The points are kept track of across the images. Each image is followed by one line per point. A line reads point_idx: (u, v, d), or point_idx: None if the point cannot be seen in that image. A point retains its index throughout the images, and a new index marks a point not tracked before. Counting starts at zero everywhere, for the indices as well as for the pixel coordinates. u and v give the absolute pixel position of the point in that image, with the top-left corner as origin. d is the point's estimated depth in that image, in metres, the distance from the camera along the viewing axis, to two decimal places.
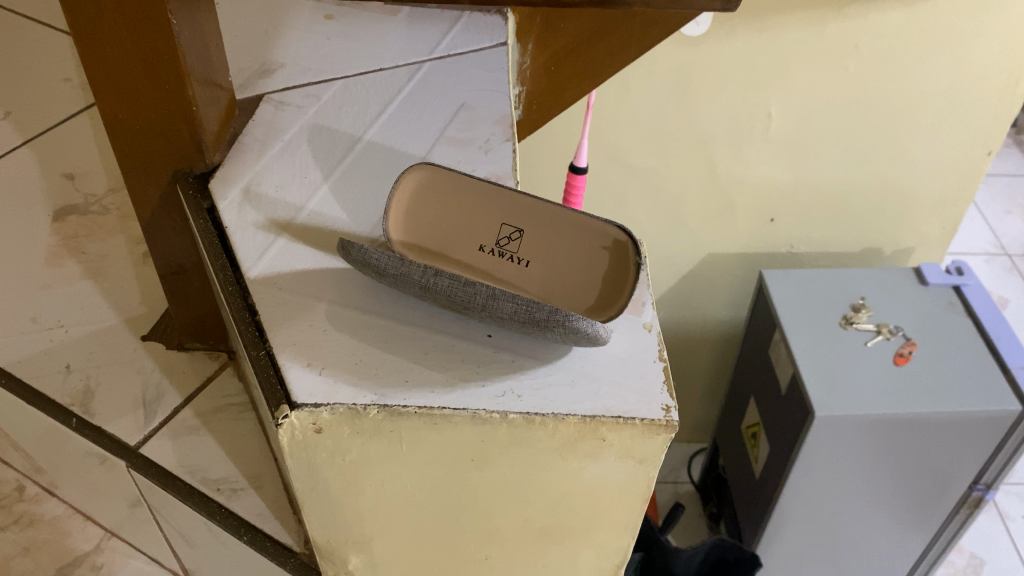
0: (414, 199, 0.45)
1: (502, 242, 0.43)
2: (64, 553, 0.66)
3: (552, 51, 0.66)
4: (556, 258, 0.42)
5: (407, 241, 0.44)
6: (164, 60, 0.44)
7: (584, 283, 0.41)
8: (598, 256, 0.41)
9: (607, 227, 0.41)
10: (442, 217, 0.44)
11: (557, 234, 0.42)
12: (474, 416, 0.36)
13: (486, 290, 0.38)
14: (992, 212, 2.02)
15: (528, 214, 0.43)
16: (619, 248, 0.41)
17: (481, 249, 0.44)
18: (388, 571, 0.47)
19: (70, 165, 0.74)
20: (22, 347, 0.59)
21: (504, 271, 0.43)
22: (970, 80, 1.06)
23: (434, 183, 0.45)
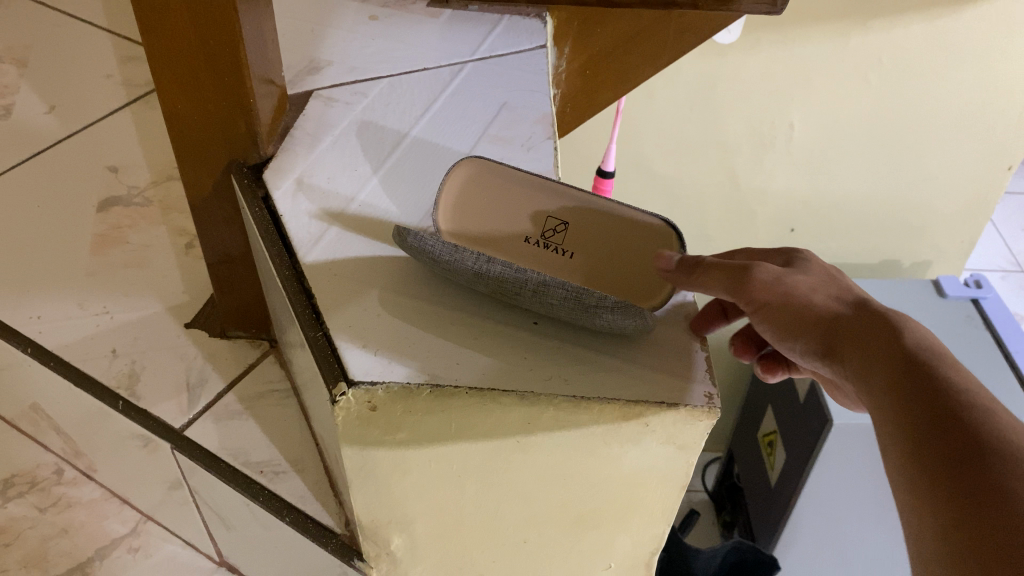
0: (458, 193, 0.46)
1: (548, 234, 0.45)
2: (101, 536, 0.67)
3: (588, 55, 0.68)
4: (601, 251, 0.44)
5: (454, 231, 0.45)
6: (226, 54, 0.45)
7: (629, 272, 0.43)
8: (644, 246, 0.43)
9: (651, 219, 0.44)
10: (485, 211, 0.45)
11: (603, 228, 0.44)
12: (522, 398, 0.38)
13: (536, 278, 0.40)
14: (1008, 229, 2.03)
15: (572, 206, 0.45)
16: (663, 239, 0.43)
17: (528, 241, 0.45)
18: (427, 552, 0.48)
19: (113, 157, 0.76)
20: (69, 331, 0.61)
21: (547, 262, 0.44)
22: (992, 95, 1.07)
23: (477, 181, 0.46)
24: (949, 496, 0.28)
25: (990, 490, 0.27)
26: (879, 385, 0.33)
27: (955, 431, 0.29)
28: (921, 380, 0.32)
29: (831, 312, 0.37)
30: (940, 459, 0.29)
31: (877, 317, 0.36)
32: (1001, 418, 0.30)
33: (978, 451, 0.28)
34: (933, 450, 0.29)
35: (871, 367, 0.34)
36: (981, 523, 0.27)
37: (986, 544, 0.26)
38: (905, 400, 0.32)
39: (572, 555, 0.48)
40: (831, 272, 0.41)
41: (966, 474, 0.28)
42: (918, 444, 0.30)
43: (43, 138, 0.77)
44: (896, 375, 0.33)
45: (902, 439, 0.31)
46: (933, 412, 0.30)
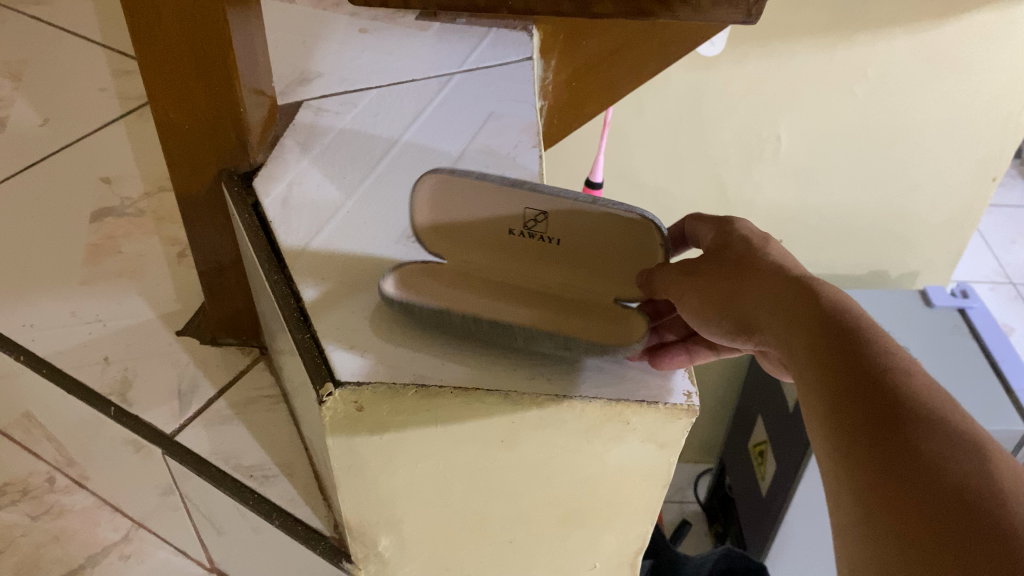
0: (428, 204, 0.42)
1: (528, 225, 0.41)
2: (94, 543, 0.68)
3: (574, 67, 0.69)
4: (584, 244, 0.41)
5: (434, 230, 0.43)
6: (217, 64, 0.46)
7: (617, 260, 0.41)
8: (629, 243, 0.40)
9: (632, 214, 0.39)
10: (460, 213, 0.42)
11: (581, 223, 0.40)
12: (506, 397, 0.39)
13: (521, 331, 0.40)
14: (996, 241, 2.07)
15: (546, 198, 0.40)
16: (646, 238, 0.39)
17: (511, 232, 0.42)
18: (416, 553, 0.48)
19: (106, 169, 0.77)
20: (63, 339, 0.61)
21: (537, 249, 0.42)
22: (974, 105, 1.09)
23: (441, 194, 0.42)
24: (860, 452, 0.28)
25: (897, 444, 0.27)
26: (799, 357, 0.32)
27: (872, 393, 0.29)
28: (837, 345, 0.31)
29: (749, 283, 0.37)
30: (855, 422, 0.29)
31: (796, 285, 0.35)
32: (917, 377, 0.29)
33: (892, 406, 0.28)
34: (847, 414, 0.29)
35: (791, 337, 0.33)
36: (892, 479, 0.26)
37: (898, 500, 0.26)
38: (824, 361, 0.31)
39: (558, 554, 0.49)
40: (755, 236, 0.40)
41: (879, 434, 0.28)
42: (836, 411, 0.29)
43: (37, 149, 0.78)
44: (816, 342, 0.32)
45: (822, 407, 0.30)
46: (852, 375, 0.30)
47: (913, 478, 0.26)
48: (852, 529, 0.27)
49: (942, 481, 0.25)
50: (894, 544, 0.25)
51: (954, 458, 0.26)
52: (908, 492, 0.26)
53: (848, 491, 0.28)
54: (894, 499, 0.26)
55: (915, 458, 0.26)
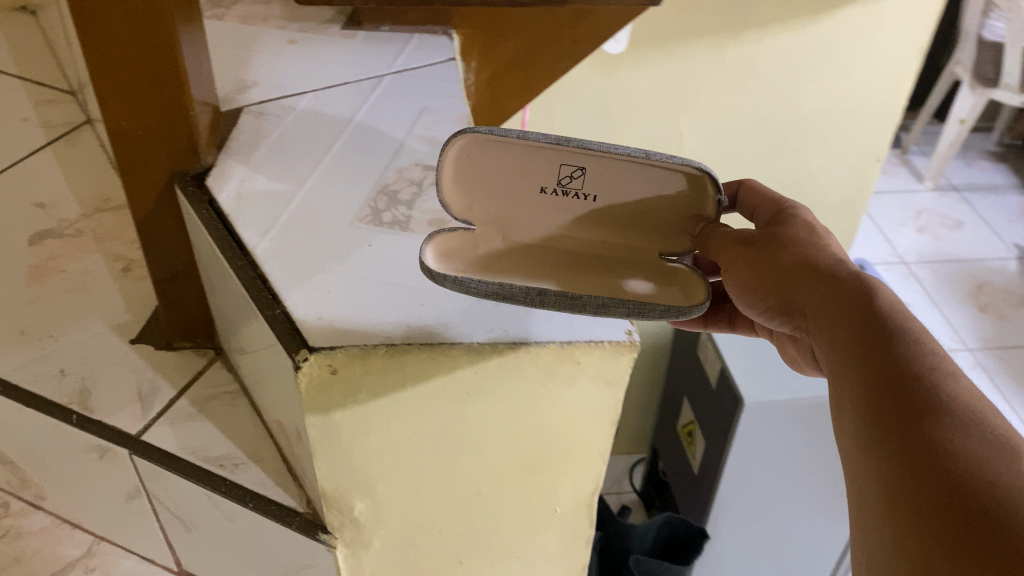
0: (460, 162, 0.47)
1: (563, 181, 0.48)
2: (56, 559, 0.68)
3: (494, 67, 0.73)
4: (620, 193, 0.48)
5: (466, 200, 0.49)
6: (167, 70, 0.50)
7: (653, 205, 0.48)
8: (673, 189, 0.47)
9: (685, 166, 0.46)
10: (494, 172, 0.48)
11: (625, 175, 0.47)
12: (468, 348, 0.43)
13: (593, 302, 0.44)
14: (887, 226, 2.39)
15: (585, 158, 0.46)
16: (700, 186, 0.47)
17: (544, 189, 0.48)
18: (389, 516, 0.51)
19: (40, 195, 0.78)
20: (16, 355, 0.63)
21: (569, 203, 0.49)
22: (854, 94, 1.20)
23: (475, 151, 0.47)
24: (882, 434, 0.32)
25: (914, 431, 0.31)
26: (841, 343, 0.38)
27: (902, 383, 0.33)
28: (877, 339, 0.36)
29: (801, 278, 0.42)
30: (880, 401, 0.33)
31: (845, 279, 0.40)
32: (953, 372, 0.33)
33: (915, 399, 0.32)
34: (875, 393, 0.34)
35: (835, 327, 0.38)
36: (904, 458, 0.31)
37: (904, 473, 0.30)
38: (865, 355, 0.36)
39: (520, 502, 0.52)
40: (819, 236, 0.45)
41: (900, 412, 0.32)
42: (867, 390, 0.34)
43: None
44: (859, 335, 0.37)
45: (855, 388, 0.35)
46: (885, 366, 0.35)
47: (920, 451, 0.30)
48: (865, 489, 0.32)
49: (945, 457, 0.30)
50: (899, 516, 0.30)
51: (963, 439, 0.30)
52: (915, 471, 0.30)
53: (864, 456, 0.33)
54: (900, 470, 0.31)
55: (928, 435, 0.31)
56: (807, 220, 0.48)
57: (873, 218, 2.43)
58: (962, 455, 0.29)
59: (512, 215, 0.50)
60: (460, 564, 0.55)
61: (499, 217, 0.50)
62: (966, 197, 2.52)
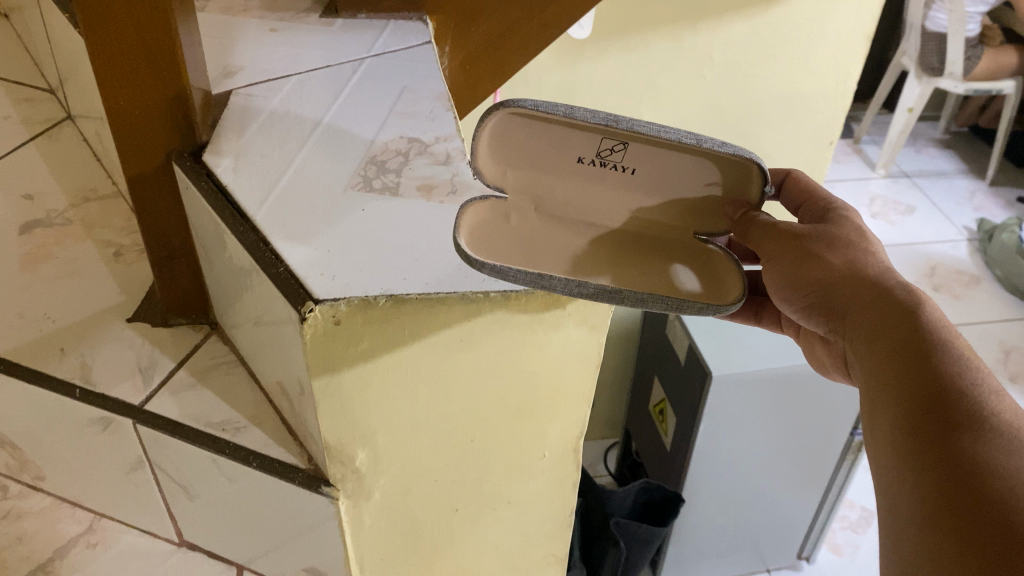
0: (500, 131, 0.51)
1: (602, 153, 0.52)
2: (58, 537, 0.70)
3: (466, 52, 0.77)
4: (655, 168, 0.52)
5: (501, 165, 0.53)
6: (164, 51, 0.52)
7: (686, 182, 0.53)
8: (709, 171, 0.52)
9: (729, 152, 0.50)
10: (535, 143, 0.52)
11: (664, 155, 0.51)
12: (462, 297, 0.46)
13: (633, 296, 0.46)
14: None
15: (629, 140, 0.50)
16: (747, 170, 0.51)
17: (580, 160, 0.53)
18: (389, 465, 0.54)
19: (26, 188, 0.81)
20: (16, 337, 0.65)
21: (606, 174, 0.53)
22: (806, 79, 1.25)
23: (517, 122, 0.50)
24: (924, 450, 0.35)
25: (955, 454, 0.34)
26: (885, 354, 0.41)
27: (946, 403, 0.36)
28: (923, 352, 0.39)
29: (845, 287, 0.45)
30: (923, 416, 0.36)
31: (892, 290, 0.43)
32: (999, 395, 0.36)
33: (961, 422, 0.35)
34: (918, 407, 0.37)
35: (880, 334, 0.41)
36: (945, 478, 0.34)
37: (945, 494, 0.33)
38: (911, 367, 0.39)
39: (511, 447, 0.56)
40: (862, 239, 0.48)
41: (943, 428, 0.35)
42: (911, 403, 0.37)
43: None
44: (903, 346, 0.40)
45: (899, 399, 0.38)
46: (929, 381, 0.37)
47: (964, 470, 0.33)
48: (901, 502, 0.35)
49: (987, 477, 0.33)
50: (937, 532, 0.33)
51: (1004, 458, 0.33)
52: (957, 495, 0.33)
53: (904, 465, 0.36)
54: (940, 490, 0.34)
55: (968, 453, 0.34)
56: (850, 222, 0.50)
57: None
58: (1002, 476, 0.33)
59: (545, 186, 0.54)
60: (454, 513, 0.59)
61: (530, 185, 0.54)
62: (917, 183, 2.61)
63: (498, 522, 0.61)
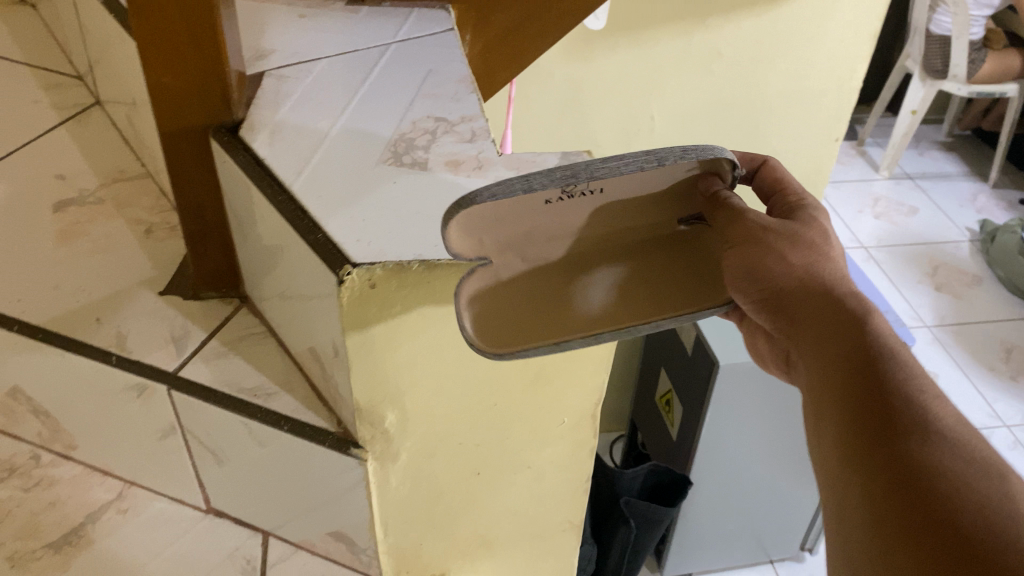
0: (463, 224, 0.46)
1: (569, 191, 0.47)
2: (89, 503, 0.72)
3: (486, 39, 0.79)
4: (624, 184, 0.49)
5: (473, 238, 0.48)
6: (205, 29, 0.54)
7: (660, 186, 0.51)
8: (673, 171, 0.49)
9: (692, 158, 0.47)
10: (501, 210, 0.47)
11: (631, 177, 0.48)
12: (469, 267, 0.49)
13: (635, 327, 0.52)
14: (846, 212, 2.49)
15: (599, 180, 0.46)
16: (715, 161, 0.49)
17: (548, 201, 0.48)
18: (416, 426, 0.57)
19: (59, 168, 0.83)
20: (53, 308, 0.67)
21: (578, 203, 0.49)
22: (813, 75, 1.28)
23: (478, 210, 0.45)
24: (877, 450, 0.39)
25: (907, 456, 0.37)
26: (836, 360, 0.44)
27: (898, 409, 0.40)
28: (874, 360, 0.42)
29: (800, 292, 0.48)
30: (871, 419, 0.40)
31: (848, 299, 0.46)
32: (941, 401, 0.40)
33: (909, 428, 0.39)
34: (869, 411, 0.40)
35: (836, 339, 0.44)
36: (896, 479, 0.37)
37: (894, 492, 0.37)
38: (864, 372, 0.42)
39: (532, 412, 0.59)
40: (821, 243, 0.50)
41: (890, 431, 0.39)
42: (860, 406, 0.41)
43: None
44: (858, 352, 0.43)
45: (853, 401, 0.41)
46: (881, 389, 0.41)
47: (913, 472, 0.37)
48: (851, 498, 0.39)
49: (932, 477, 0.36)
50: (890, 528, 0.36)
51: (944, 459, 0.37)
52: (908, 493, 0.36)
53: (852, 464, 0.39)
54: (890, 490, 0.37)
55: (913, 454, 0.37)
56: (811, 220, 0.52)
57: (833, 206, 2.53)
58: (942, 474, 0.36)
59: (523, 233, 0.50)
60: (477, 476, 0.62)
61: (509, 239, 0.50)
62: (920, 184, 2.64)
63: (517, 487, 0.64)
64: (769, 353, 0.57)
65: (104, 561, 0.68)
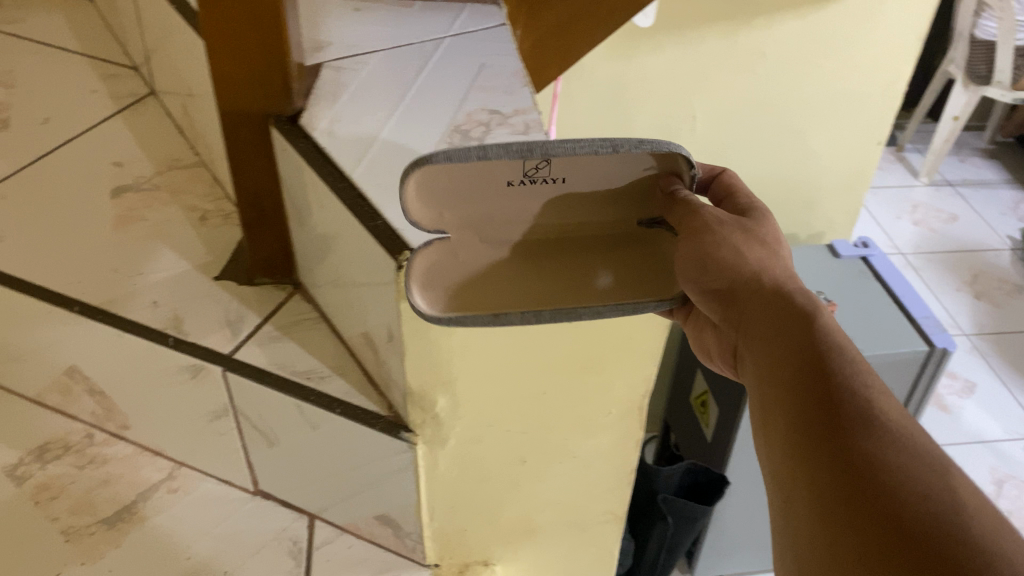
0: (423, 188, 0.45)
1: (529, 172, 0.46)
2: (141, 482, 0.74)
3: (536, 36, 0.81)
4: (584, 172, 0.47)
5: (434, 213, 0.47)
6: (269, 20, 0.56)
7: (620, 175, 0.48)
8: (634, 163, 0.47)
9: (652, 148, 0.45)
10: (460, 180, 0.45)
11: (590, 161, 0.46)
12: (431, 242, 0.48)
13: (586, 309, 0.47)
14: (884, 218, 2.47)
15: (556, 156, 0.45)
16: (671, 159, 0.46)
17: (510, 183, 0.47)
18: (466, 412, 0.58)
19: (116, 156, 0.85)
20: (112, 290, 0.69)
21: (538, 189, 0.47)
22: (858, 77, 1.27)
23: (435, 176, 0.45)
24: (821, 450, 0.36)
25: (852, 454, 0.34)
26: (783, 360, 0.41)
27: (838, 405, 0.36)
28: (813, 352, 0.39)
29: (748, 289, 0.45)
30: (816, 418, 0.37)
31: (791, 294, 0.43)
32: (883, 391, 0.37)
33: (852, 423, 0.35)
34: (811, 410, 0.37)
35: (779, 334, 0.42)
36: (845, 480, 0.34)
37: (846, 494, 0.33)
38: (805, 368, 0.39)
39: (580, 402, 0.60)
40: (772, 237, 0.48)
41: (836, 430, 0.36)
42: (803, 407, 0.38)
43: (48, 142, 0.86)
44: (799, 347, 0.40)
45: (795, 402, 0.38)
46: (820, 384, 0.38)
47: (858, 471, 0.34)
48: (801, 500, 0.36)
49: (881, 473, 0.33)
50: (844, 532, 0.33)
51: (896, 454, 0.34)
52: (862, 493, 0.33)
53: (804, 474, 0.36)
54: (842, 492, 0.34)
55: (864, 453, 0.34)
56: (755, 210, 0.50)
57: (871, 211, 2.51)
58: (889, 470, 0.33)
59: (484, 215, 0.48)
60: (522, 464, 0.63)
61: (471, 220, 0.48)
62: (960, 191, 2.60)
63: (562, 475, 0.65)
64: (716, 355, 0.51)
65: (156, 538, 0.70)
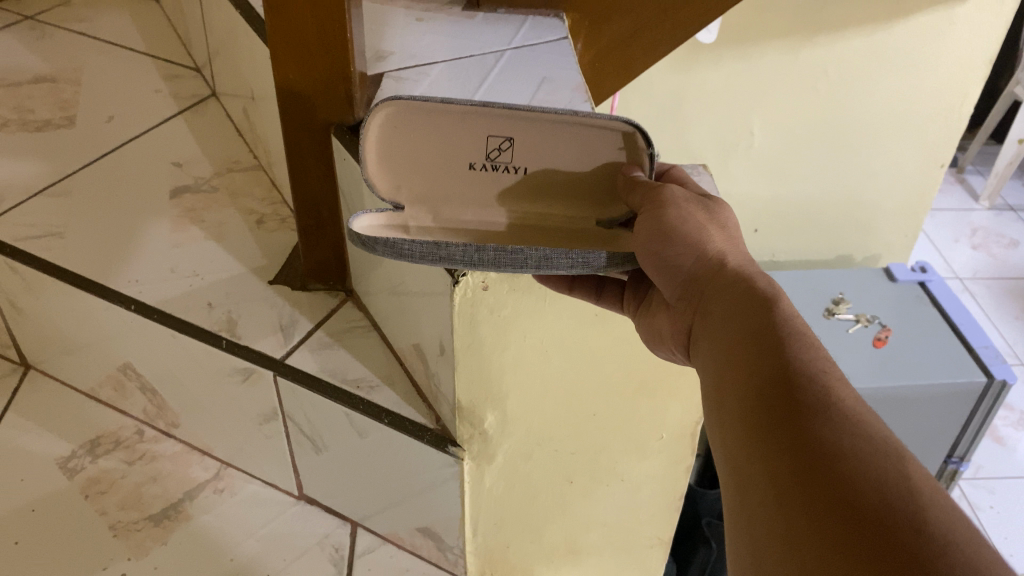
0: (382, 137, 0.47)
1: (491, 154, 0.47)
2: (189, 480, 0.75)
3: (596, 49, 0.79)
4: (545, 156, 0.47)
5: (396, 180, 0.48)
6: (334, 29, 0.56)
7: (581, 161, 0.47)
8: (601, 145, 0.46)
9: (613, 122, 0.44)
10: (423, 141, 0.47)
11: (549, 135, 0.46)
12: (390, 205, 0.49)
13: (534, 256, 0.44)
14: (942, 241, 2.41)
15: (513, 127, 0.46)
16: (632, 141, 0.45)
17: (473, 166, 0.47)
18: (515, 429, 0.57)
19: (177, 156, 0.87)
20: (168, 290, 0.70)
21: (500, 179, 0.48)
22: (922, 97, 1.24)
23: (400, 126, 0.46)
24: (776, 438, 0.31)
25: (810, 443, 0.30)
26: (739, 347, 0.35)
27: (795, 391, 0.32)
28: (770, 333, 0.35)
29: (707, 265, 0.40)
30: (770, 404, 0.32)
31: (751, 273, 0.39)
32: (840, 380, 0.32)
33: (810, 409, 0.31)
34: (765, 396, 0.33)
35: (736, 313, 0.37)
36: (802, 470, 0.29)
37: (804, 486, 0.29)
38: (759, 350, 0.34)
39: (630, 425, 0.59)
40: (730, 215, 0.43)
41: (790, 415, 0.31)
42: (760, 396, 0.33)
43: (111, 140, 0.88)
44: (757, 328, 0.35)
45: (748, 385, 0.34)
46: (775, 368, 0.33)
47: (816, 460, 0.29)
48: (753, 493, 0.31)
49: (841, 464, 0.29)
50: (799, 527, 0.28)
51: (862, 445, 0.29)
52: (822, 484, 0.29)
53: (761, 472, 0.31)
54: (797, 483, 0.29)
55: (826, 442, 0.30)
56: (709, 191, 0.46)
57: (928, 234, 2.45)
58: (852, 460, 0.29)
59: (442, 194, 0.48)
60: (569, 485, 0.62)
61: (429, 196, 0.48)
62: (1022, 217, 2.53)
63: (609, 497, 0.64)
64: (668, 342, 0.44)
65: (201, 537, 0.70)
